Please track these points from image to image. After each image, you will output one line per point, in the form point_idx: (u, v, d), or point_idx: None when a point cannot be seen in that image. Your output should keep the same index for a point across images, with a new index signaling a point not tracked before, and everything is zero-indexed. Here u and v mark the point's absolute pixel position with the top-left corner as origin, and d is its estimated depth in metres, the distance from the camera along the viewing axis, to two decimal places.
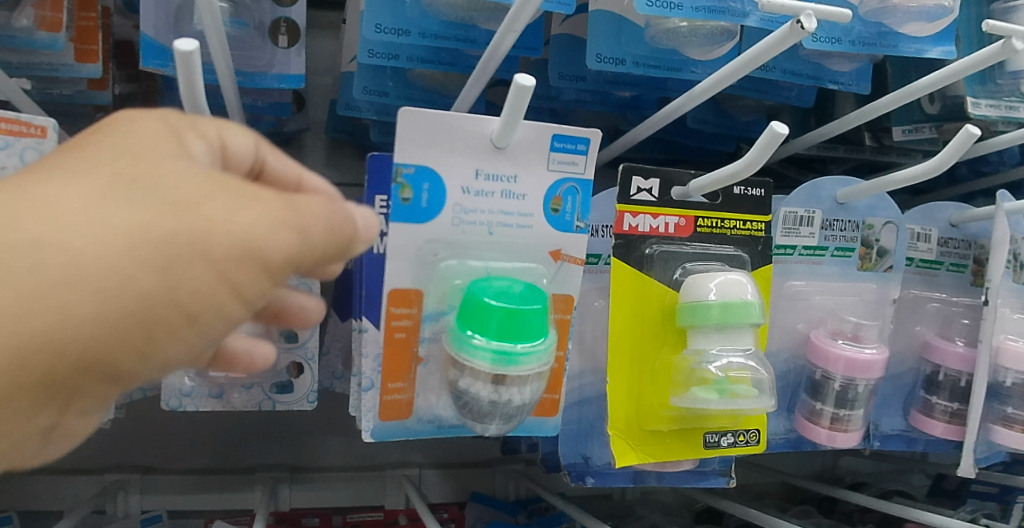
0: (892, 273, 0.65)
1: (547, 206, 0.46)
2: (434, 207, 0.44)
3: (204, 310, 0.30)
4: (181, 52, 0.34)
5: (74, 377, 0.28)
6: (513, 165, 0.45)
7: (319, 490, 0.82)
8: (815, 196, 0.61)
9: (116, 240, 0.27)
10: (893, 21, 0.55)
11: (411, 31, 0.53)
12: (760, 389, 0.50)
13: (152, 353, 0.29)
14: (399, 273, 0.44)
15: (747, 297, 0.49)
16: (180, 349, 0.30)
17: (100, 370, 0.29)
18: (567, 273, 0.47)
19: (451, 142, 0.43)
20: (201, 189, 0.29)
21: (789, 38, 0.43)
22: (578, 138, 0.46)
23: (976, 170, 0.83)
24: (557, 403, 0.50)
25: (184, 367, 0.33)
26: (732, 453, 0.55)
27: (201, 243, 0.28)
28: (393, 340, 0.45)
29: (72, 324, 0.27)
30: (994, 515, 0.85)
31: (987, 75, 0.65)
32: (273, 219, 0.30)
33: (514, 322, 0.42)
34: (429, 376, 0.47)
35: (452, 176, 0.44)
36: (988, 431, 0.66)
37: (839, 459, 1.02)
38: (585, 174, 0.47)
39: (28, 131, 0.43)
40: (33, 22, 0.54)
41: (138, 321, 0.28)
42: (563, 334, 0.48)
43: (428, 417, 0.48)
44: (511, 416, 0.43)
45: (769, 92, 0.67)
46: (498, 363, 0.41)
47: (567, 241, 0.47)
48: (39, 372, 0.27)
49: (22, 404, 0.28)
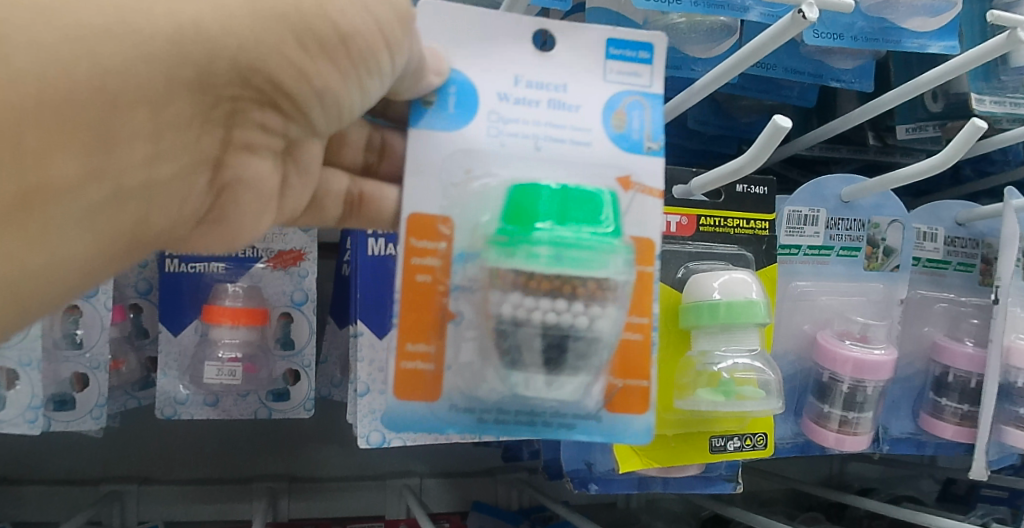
0: (898, 273, 0.63)
1: (609, 121, 0.41)
2: (464, 113, 0.40)
3: (355, 36, 0.35)
4: None
5: (224, 84, 0.33)
6: (561, 73, 0.41)
7: (316, 501, 0.81)
8: (818, 195, 0.60)
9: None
10: (896, 16, 0.55)
11: None
12: (767, 390, 0.49)
13: (307, 72, 0.35)
14: (423, 197, 0.40)
15: (752, 296, 0.48)
16: (330, 79, 0.35)
17: (250, 80, 0.34)
18: (640, 205, 0.41)
19: (492, 46, 0.41)
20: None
21: (791, 29, 0.42)
22: (643, 44, 0.42)
23: (981, 169, 0.82)
24: (646, 395, 0.42)
25: (328, 121, 0.38)
26: (739, 458, 0.54)
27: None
28: (415, 283, 0.40)
29: (227, 17, 0.32)
30: (1007, 519, 0.83)
31: (990, 70, 0.63)
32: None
33: (563, 212, 0.38)
34: (462, 335, 0.40)
35: (488, 82, 0.40)
36: (1000, 432, 0.64)
37: (847, 464, 1.00)
38: (652, 87, 0.42)
39: None
40: None
41: (291, 30, 0.33)
42: (646, 288, 0.41)
43: (465, 395, 0.40)
44: (569, 353, 0.38)
45: (771, 91, 0.66)
46: (533, 258, 0.37)
47: (637, 166, 0.41)
48: (198, 68, 0.32)
49: (181, 108, 0.32)
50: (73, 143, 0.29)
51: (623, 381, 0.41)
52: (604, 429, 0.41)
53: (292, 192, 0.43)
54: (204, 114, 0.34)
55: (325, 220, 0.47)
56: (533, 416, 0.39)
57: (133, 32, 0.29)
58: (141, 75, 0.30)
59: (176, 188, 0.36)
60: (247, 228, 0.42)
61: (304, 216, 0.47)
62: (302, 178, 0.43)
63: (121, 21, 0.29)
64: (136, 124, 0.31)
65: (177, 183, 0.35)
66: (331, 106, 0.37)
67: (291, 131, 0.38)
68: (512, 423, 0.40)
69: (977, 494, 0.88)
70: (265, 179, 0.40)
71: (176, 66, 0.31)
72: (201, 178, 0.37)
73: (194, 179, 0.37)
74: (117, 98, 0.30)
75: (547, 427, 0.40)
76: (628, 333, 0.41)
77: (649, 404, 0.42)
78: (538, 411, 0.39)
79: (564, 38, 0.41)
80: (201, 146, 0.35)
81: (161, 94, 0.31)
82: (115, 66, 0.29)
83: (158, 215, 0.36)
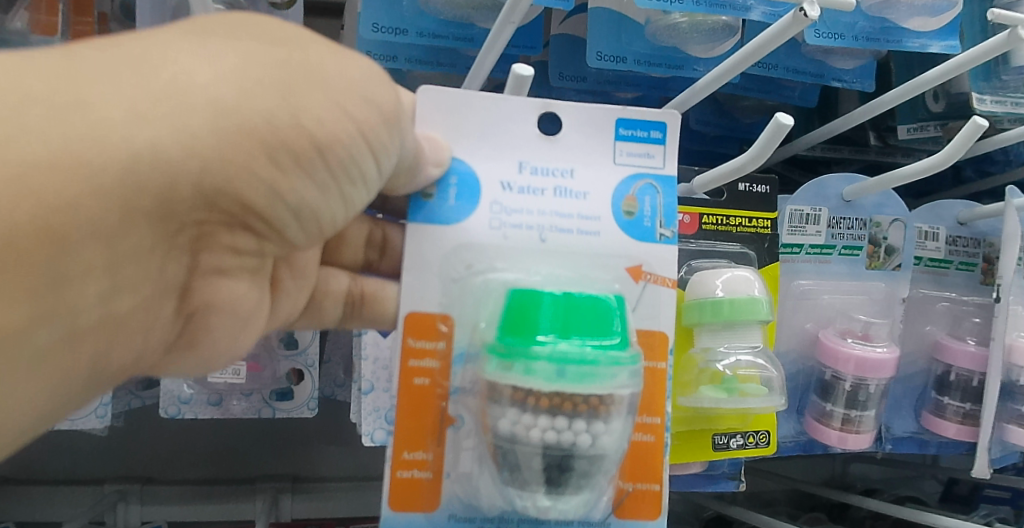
0: (901, 271, 0.63)
1: (620, 207, 0.43)
2: (464, 208, 0.41)
3: (334, 145, 0.31)
4: None
5: (188, 210, 0.29)
6: (569, 157, 0.42)
7: (320, 501, 0.80)
8: (821, 194, 0.60)
9: (230, 62, 0.28)
10: (897, 16, 0.55)
11: (408, 30, 0.53)
12: (770, 387, 0.49)
13: (279, 190, 0.31)
14: (424, 293, 0.41)
15: (755, 294, 0.48)
16: (308, 194, 0.32)
17: (217, 203, 0.29)
18: (652, 295, 0.43)
19: (498, 132, 0.42)
20: (304, 34, 0.32)
21: (793, 28, 0.42)
22: (654, 123, 0.43)
23: (982, 170, 0.82)
24: (659, 496, 0.43)
25: (308, 238, 0.35)
26: (742, 455, 0.54)
27: (320, 78, 0.31)
28: (415, 387, 0.41)
29: (190, 136, 0.27)
30: (1008, 519, 0.83)
31: (991, 70, 0.64)
32: (372, 74, 0.33)
33: (564, 325, 0.36)
34: (461, 440, 0.41)
35: (491, 172, 0.42)
36: (1002, 430, 0.64)
37: (849, 465, 1.00)
38: (665, 168, 0.43)
39: None
40: (28, 25, 0.54)
41: (261, 147, 0.29)
42: (658, 382, 0.43)
43: (464, 501, 0.41)
44: (572, 472, 0.36)
45: (773, 91, 0.66)
46: (531, 373, 0.35)
47: (646, 253, 0.43)
48: (159, 194, 0.27)
49: (139, 241, 0.28)
50: (13, 299, 0.24)
51: (631, 484, 0.43)
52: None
53: (282, 294, 0.43)
54: (165, 242, 0.30)
55: (325, 321, 0.48)
56: (534, 524, 0.40)
57: (85, 162, 0.24)
58: (96, 210, 0.25)
59: (138, 322, 0.32)
60: (217, 338, 0.39)
61: (303, 316, 0.47)
62: (298, 279, 0.44)
63: (74, 140, 0.24)
64: (90, 262, 0.26)
65: (138, 317, 0.31)
66: (312, 224, 0.34)
67: (269, 249, 0.35)
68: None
69: (979, 494, 0.88)
70: (236, 293, 0.38)
71: (133, 197, 0.26)
72: (163, 304, 0.33)
73: (157, 306, 0.33)
74: (64, 237, 0.24)
75: None
76: (640, 435, 0.42)
77: (660, 509, 0.43)
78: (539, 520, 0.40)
79: (571, 121, 0.42)
80: (162, 274, 0.31)
81: (116, 231, 0.26)
82: (61, 202, 0.24)
83: (118, 354, 0.32)
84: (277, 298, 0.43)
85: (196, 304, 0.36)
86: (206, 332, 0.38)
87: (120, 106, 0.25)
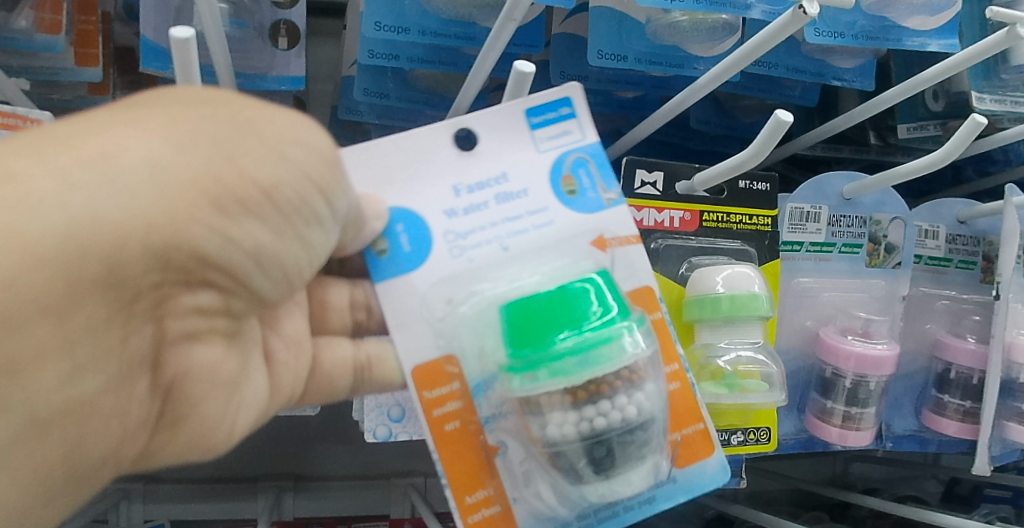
0: (900, 269, 0.64)
1: (559, 187, 0.45)
2: (421, 249, 0.43)
3: (281, 188, 0.28)
4: (176, 39, 0.35)
5: (140, 272, 0.25)
6: (498, 165, 0.44)
7: (324, 499, 0.80)
8: (820, 192, 0.61)
9: (162, 128, 0.27)
10: (895, 15, 0.56)
11: (410, 29, 0.53)
12: (770, 383, 0.49)
13: (232, 237, 0.27)
14: (416, 342, 0.42)
15: (755, 290, 0.49)
16: (265, 239, 0.28)
17: (170, 259, 0.25)
18: (624, 255, 0.45)
19: (422, 168, 0.43)
20: (226, 95, 0.30)
21: (792, 25, 0.42)
22: (560, 101, 0.45)
23: (982, 169, 0.82)
24: (707, 432, 0.45)
25: (276, 289, 0.31)
26: (743, 452, 0.54)
27: (249, 125, 0.29)
28: (448, 433, 0.42)
29: (130, 200, 0.24)
30: (1009, 518, 0.84)
31: (990, 69, 0.64)
32: (302, 121, 0.31)
33: (571, 315, 0.38)
34: (512, 463, 0.43)
35: (433, 208, 0.43)
36: (1002, 428, 0.65)
37: (850, 465, 1.00)
38: (586, 138, 0.46)
39: (24, 125, 0.44)
40: (32, 23, 0.53)
41: (204, 196, 0.26)
42: (665, 333, 0.46)
43: (540, 518, 0.43)
44: (626, 448, 0.38)
45: (773, 91, 0.66)
46: (567, 372, 0.36)
47: (603, 222, 0.45)
48: (106, 259, 0.24)
49: (94, 310, 0.24)
50: None
51: (680, 434, 0.45)
52: (682, 486, 0.44)
53: (280, 367, 0.38)
54: (122, 310, 0.25)
55: (335, 393, 0.42)
56: (609, 507, 0.42)
57: (22, 234, 0.22)
58: (35, 285, 0.22)
59: (110, 404, 0.27)
60: (204, 428, 0.33)
61: (310, 394, 0.41)
62: (293, 351, 0.39)
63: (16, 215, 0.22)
64: (38, 341, 0.23)
65: (108, 396, 0.27)
66: (278, 273, 0.30)
67: (237, 308, 0.30)
68: (596, 521, 0.43)
69: (980, 494, 0.88)
70: (219, 365, 0.32)
71: (74, 262, 0.23)
72: (140, 381, 0.28)
73: (131, 383, 0.28)
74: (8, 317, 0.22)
75: (630, 510, 0.43)
76: (670, 385, 0.45)
77: (712, 444, 0.45)
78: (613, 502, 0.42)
79: (485, 130, 0.44)
80: (125, 349, 0.26)
81: (66, 301, 0.23)
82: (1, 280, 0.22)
83: (91, 441, 0.27)
84: (275, 373, 0.38)
85: (175, 387, 0.31)
86: (194, 419, 0.32)
87: (54, 177, 0.23)
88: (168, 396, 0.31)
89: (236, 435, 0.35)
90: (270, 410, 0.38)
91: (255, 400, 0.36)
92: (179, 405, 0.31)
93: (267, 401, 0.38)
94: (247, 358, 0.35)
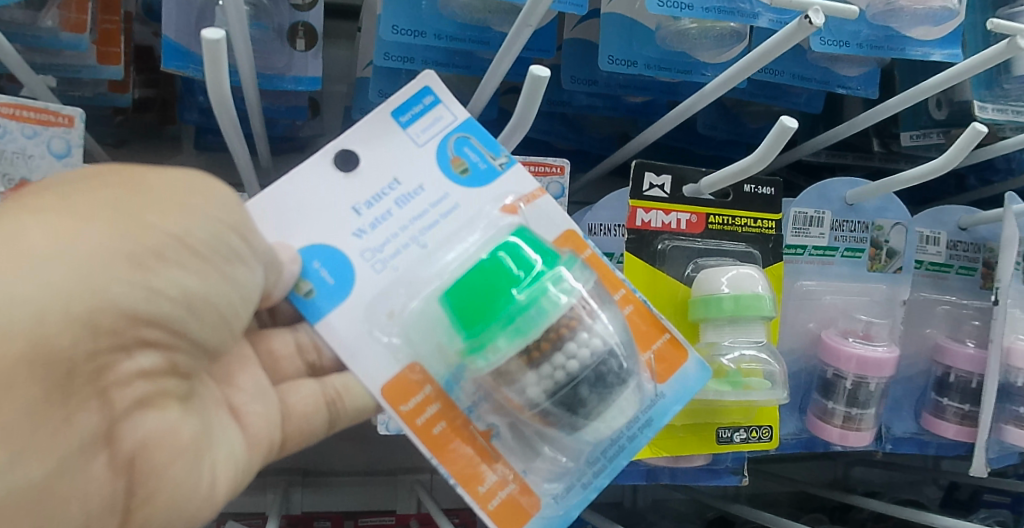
0: (901, 274, 0.65)
1: (451, 169, 0.45)
2: (345, 275, 0.43)
3: (192, 233, 0.33)
4: (208, 40, 0.36)
5: (72, 344, 0.27)
6: (389, 173, 0.45)
7: (327, 494, 0.83)
8: (824, 197, 0.62)
9: (72, 208, 0.30)
10: (900, 25, 0.57)
11: (426, 32, 0.55)
12: (772, 381, 0.51)
13: (156, 287, 0.31)
14: (375, 362, 0.43)
15: (758, 290, 0.50)
16: (191, 284, 0.32)
17: (99, 324, 0.28)
18: (535, 212, 0.46)
19: (319, 204, 0.44)
20: (115, 167, 0.34)
21: (798, 34, 0.44)
22: (420, 93, 0.46)
23: (985, 178, 0.83)
24: (677, 339, 0.48)
25: (214, 332, 0.35)
26: (745, 449, 0.55)
27: (145, 187, 0.33)
28: (437, 435, 0.43)
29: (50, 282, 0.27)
30: (1007, 522, 0.85)
31: (993, 78, 0.65)
32: (198, 177, 0.36)
33: (509, 275, 0.38)
34: (507, 440, 0.44)
35: (340, 233, 0.43)
36: (1000, 431, 0.66)
37: (851, 469, 1.01)
38: (458, 117, 0.46)
39: (56, 120, 0.45)
40: (57, 22, 0.54)
41: (124, 257, 0.30)
42: (602, 265, 0.47)
43: (554, 478, 0.45)
44: (607, 381, 0.40)
45: (778, 97, 0.68)
46: (524, 329, 0.37)
47: (504, 188, 0.46)
48: (32, 337, 0.26)
49: (28, 390, 0.26)
50: None
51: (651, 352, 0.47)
52: (672, 397, 0.46)
53: (249, 417, 0.40)
54: (62, 387, 0.27)
55: (313, 432, 0.43)
56: (612, 443, 0.45)
57: None
58: None
59: (65, 487, 0.29)
60: (178, 496, 0.33)
61: (289, 441, 0.43)
62: (259, 401, 0.41)
63: None
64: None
65: (61, 479, 0.28)
66: (213, 316, 0.34)
67: (182, 363, 0.33)
68: (606, 463, 0.45)
69: (980, 499, 0.89)
70: (177, 428, 0.33)
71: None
72: (95, 460, 0.30)
73: (84, 465, 0.29)
74: None
75: (635, 439, 0.45)
76: (625, 309, 0.46)
77: (683, 346, 0.47)
78: (614, 437, 0.44)
79: (362, 149, 0.45)
80: (72, 429, 0.28)
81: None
82: None
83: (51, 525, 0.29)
84: (245, 426, 0.40)
85: (137, 459, 0.31)
86: (165, 492, 0.32)
87: None
88: (132, 473, 0.31)
89: (219, 499, 0.36)
90: (251, 465, 0.39)
91: (230, 457, 0.37)
92: (146, 481, 0.31)
93: (245, 456, 0.39)
94: (207, 419, 0.36)
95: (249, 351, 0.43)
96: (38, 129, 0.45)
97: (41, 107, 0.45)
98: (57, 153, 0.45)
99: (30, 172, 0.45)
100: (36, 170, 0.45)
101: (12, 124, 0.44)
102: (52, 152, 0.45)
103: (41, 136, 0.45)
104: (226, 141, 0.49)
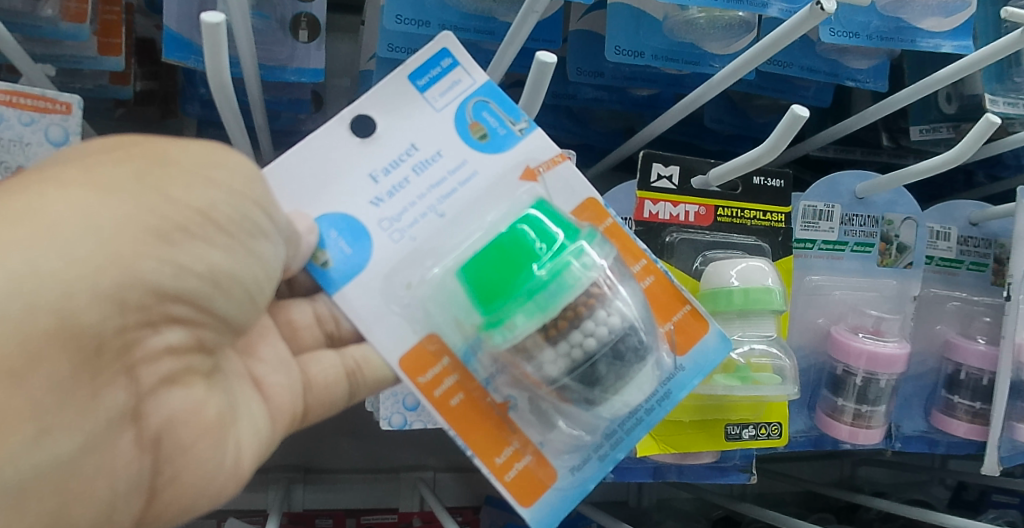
0: (911, 270, 0.64)
1: (471, 136, 0.44)
2: (361, 244, 0.42)
3: (216, 207, 0.32)
4: (207, 23, 0.35)
5: (100, 320, 0.27)
6: (407, 139, 0.43)
7: (330, 492, 0.82)
8: (834, 191, 0.61)
9: (97, 178, 0.29)
10: (911, 16, 0.56)
11: (430, 22, 0.54)
12: (783, 376, 0.50)
13: (182, 264, 0.30)
14: (392, 334, 0.42)
15: (769, 284, 0.49)
16: (216, 260, 0.31)
17: (127, 300, 0.27)
18: (554, 179, 0.45)
19: (333, 173, 0.42)
20: (132, 137, 0.33)
21: (810, 20, 0.43)
22: (438, 55, 0.44)
23: (993, 174, 0.82)
24: (697, 312, 0.47)
25: (239, 309, 0.34)
26: (754, 446, 0.55)
27: (167, 159, 0.32)
28: (456, 407, 0.42)
29: (71, 256, 0.26)
30: (1017, 522, 0.84)
31: (1004, 71, 0.64)
32: (216, 148, 0.34)
33: (531, 249, 0.38)
34: (523, 412, 0.43)
35: (357, 201, 0.42)
36: (1011, 429, 0.65)
37: (857, 468, 1.00)
38: (476, 81, 0.45)
39: (53, 107, 0.45)
40: (57, 12, 0.53)
41: (149, 232, 0.29)
42: (620, 236, 0.46)
43: (570, 452, 0.44)
44: (626, 355, 0.39)
45: (787, 90, 0.67)
46: (544, 306, 0.36)
47: (524, 155, 0.45)
48: (59, 313, 0.25)
49: (56, 366, 0.25)
50: None
51: (670, 323, 0.46)
52: (691, 370, 0.46)
53: (273, 388, 0.40)
54: (89, 364, 0.26)
55: (335, 403, 0.43)
56: (630, 416, 0.44)
57: None
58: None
59: (94, 463, 0.28)
60: (203, 472, 0.33)
61: (311, 411, 0.42)
62: (281, 372, 0.41)
63: None
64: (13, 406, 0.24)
65: (89, 456, 0.27)
66: (237, 292, 0.33)
67: (207, 339, 0.33)
68: (623, 436, 0.44)
69: (987, 500, 0.88)
70: (202, 406, 0.33)
71: (26, 319, 0.24)
72: (122, 436, 0.29)
73: (111, 442, 0.28)
74: None
75: (651, 411, 0.45)
76: (643, 282, 0.46)
77: (703, 317, 0.47)
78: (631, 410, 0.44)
79: (378, 114, 0.43)
80: (99, 406, 0.27)
81: (23, 361, 0.24)
82: None
83: (76, 503, 0.28)
84: (268, 396, 0.39)
85: (163, 437, 0.31)
86: (190, 471, 0.32)
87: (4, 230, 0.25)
88: (158, 450, 0.31)
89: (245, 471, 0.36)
90: (274, 436, 0.39)
91: (255, 432, 0.37)
92: (174, 458, 0.32)
93: (268, 428, 0.39)
94: (232, 394, 0.36)
95: (269, 321, 0.42)
96: (35, 117, 0.44)
97: (39, 94, 0.44)
98: (53, 141, 0.44)
99: (26, 160, 0.44)
100: (31, 158, 0.44)
101: (9, 111, 0.44)
102: (49, 139, 0.45)
103: (38, 124, 0.44)
104: (227, 130, 0.49)
